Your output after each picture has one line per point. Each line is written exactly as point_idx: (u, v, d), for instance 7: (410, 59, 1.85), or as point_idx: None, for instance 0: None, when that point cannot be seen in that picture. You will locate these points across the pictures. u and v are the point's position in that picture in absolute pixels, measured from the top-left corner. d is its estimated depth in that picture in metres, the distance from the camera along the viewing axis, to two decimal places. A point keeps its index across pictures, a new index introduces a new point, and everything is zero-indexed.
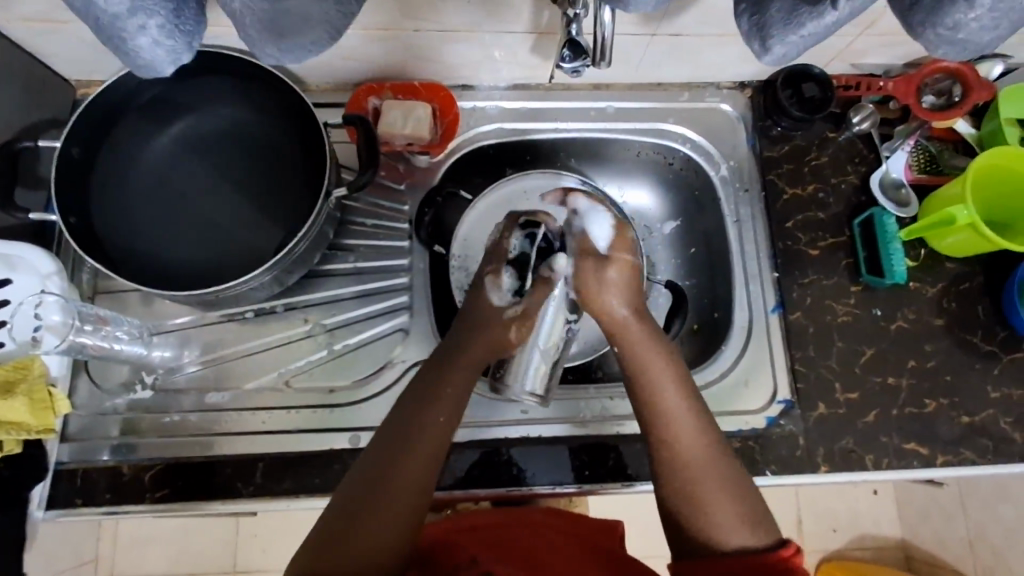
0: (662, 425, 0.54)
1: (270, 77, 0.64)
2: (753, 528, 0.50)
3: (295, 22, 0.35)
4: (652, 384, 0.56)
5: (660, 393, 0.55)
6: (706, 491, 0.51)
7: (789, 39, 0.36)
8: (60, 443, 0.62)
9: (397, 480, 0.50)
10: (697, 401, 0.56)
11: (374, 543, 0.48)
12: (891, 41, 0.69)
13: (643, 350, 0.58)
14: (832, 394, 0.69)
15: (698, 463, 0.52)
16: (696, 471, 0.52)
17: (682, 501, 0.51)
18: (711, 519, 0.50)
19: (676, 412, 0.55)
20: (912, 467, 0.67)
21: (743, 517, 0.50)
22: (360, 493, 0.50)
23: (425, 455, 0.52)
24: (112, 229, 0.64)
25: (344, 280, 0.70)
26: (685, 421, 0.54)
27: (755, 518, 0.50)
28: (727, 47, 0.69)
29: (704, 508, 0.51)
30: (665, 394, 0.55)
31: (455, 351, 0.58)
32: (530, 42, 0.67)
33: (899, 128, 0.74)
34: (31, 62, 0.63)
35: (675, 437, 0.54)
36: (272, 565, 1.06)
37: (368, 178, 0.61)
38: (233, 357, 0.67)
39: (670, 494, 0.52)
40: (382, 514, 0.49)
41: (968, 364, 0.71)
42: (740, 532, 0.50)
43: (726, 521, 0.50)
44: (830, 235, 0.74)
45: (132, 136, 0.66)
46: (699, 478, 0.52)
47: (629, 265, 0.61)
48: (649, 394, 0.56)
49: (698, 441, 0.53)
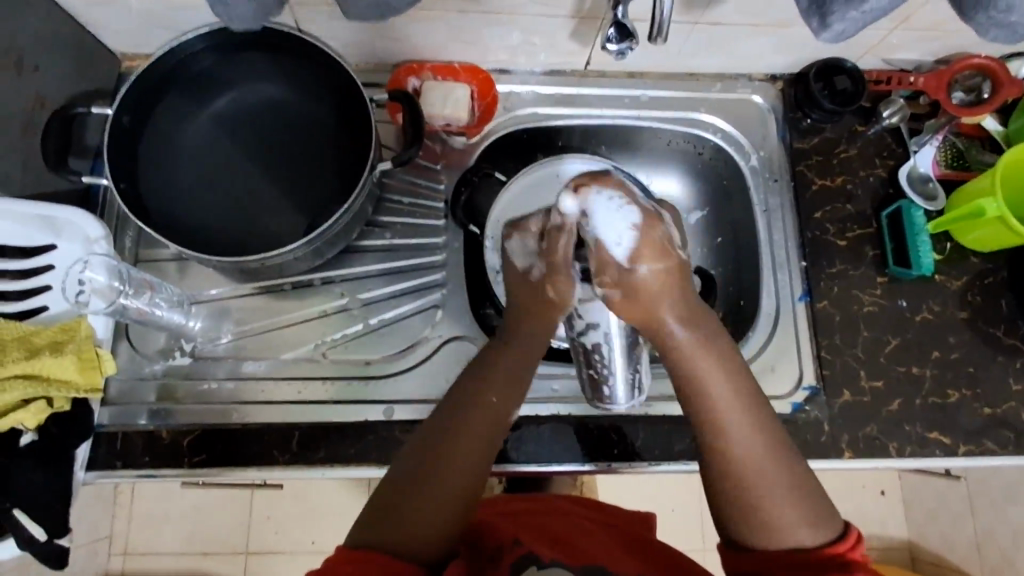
0: (716, 429, 0.50)
1: (317, 53, 0.65)
2: (811, 526, 0.48)
3: None
4: (702, 387, 0.51)
5: (712, 400, 0.51)
6: (762, 493, 0.48)
7: (850, 16, 0.37)
8: (101, 406, 0.63)
9: (451, 461, 0.51)
10: (754, 405, 0.51)
11: (421, 524, 0.48)
12: (924, 36, 0.70)
13: (697, 354, 0.52)
14: (857, 382, 0.70)
15: (756, 467, 0.49)
16: (755, 476, 0.49)
17: (733, 500, 0.49)
18: (768, 521, 0.48)
19: (730, 419, 0.50)
20: (934, 455, 0.68)
21: (801, 513, 0.48)
22: (412, 474, 0.51)
23: (481, 442, 0.53)
24: (155, 198, 0.65)
25: (379, 256, 0.71)
26: (741, 427, 0.50)
27: (814, 516, 0.48)
28: (763, 37, 0.70)
29: (762, 513, 0.48)
30: (719, 401, 0.51)
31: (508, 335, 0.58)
32: (570, 28, 0.68)
33: (928, 124, 0.76)
34: (83, 31, 0.64)
35: (732, 444, 0.50)
36: (284, 547, 1.06)
37: (412, 155, 0.61)
38: (270, 328, 0.68)
39: (724, 497, 0.50)
40: (433, 507, 0.49)
41: (991, 357, 0.72)
42: (798, 530, 0.48)
43: (787, 523, 0.48)
44: (858, 226, 0.75)
45: (177, 108, 0.67)
46: (755, 484, 0.49)
47: (664, 272, 0.50)
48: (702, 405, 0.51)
49: (754, 441, 0.50)
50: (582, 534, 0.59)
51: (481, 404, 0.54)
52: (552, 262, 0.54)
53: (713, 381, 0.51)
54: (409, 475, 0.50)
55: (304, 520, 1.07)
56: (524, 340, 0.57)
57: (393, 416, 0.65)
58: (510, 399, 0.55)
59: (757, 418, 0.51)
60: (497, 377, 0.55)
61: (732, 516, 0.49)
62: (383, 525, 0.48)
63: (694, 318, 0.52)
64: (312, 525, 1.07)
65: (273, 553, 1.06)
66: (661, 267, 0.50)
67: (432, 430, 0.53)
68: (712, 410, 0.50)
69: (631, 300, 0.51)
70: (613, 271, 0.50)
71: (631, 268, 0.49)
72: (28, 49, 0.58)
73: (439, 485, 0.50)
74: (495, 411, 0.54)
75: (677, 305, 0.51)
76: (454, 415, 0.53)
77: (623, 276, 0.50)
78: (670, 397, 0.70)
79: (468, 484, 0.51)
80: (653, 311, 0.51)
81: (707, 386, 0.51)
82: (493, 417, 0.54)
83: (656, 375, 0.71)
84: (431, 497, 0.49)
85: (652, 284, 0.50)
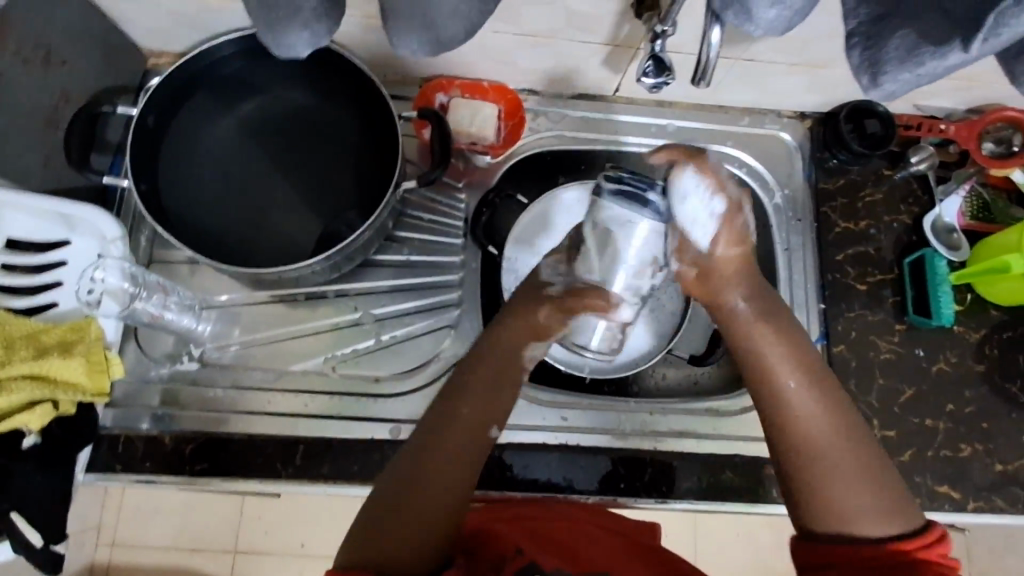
0: (784, 412, 0.50)
1: (348, 64, 0.64)
2: (886, 516, 0.47)
3: (438, 8, 0.33)
4: (766, 371, 0.51)
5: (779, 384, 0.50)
6: (834, 475, 0.48)
7: (903, 77, 0.36)
8: (105, 407, 0.62)
9: (431, 477, 0.50)
10: (824, 384, 0.50)
11: (409, 536, 0.48)
12: (957, 85, 0.70)
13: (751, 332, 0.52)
14: (869, 430, 0.69)
15: (830, 446, 0.48)
16: (825, 457, 0.48)
17: (809, 489, 0.48)
18: (844, 510, 0.47)
19: (797, 396, 0.49)
20: (944, 510, 0.67)
21: (877, 504, 0.47)
22: (394, 488, 0.50)
23: (452, 459, 0.51)
24: (173, 198, 0.65)
25: (394, 271, 0.70)
26: (810, 402, 0.49)
27: (891, 508, 0.47)
28: (797, 76, 0.69)
29: (835, 501, 0.47)
30: (785, 376, 0.50)
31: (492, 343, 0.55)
32: (604, 54, 0.67)
33: (956, 173, 0.75)
34: (112, 27, 0.64)
35: (800, 419, 0.49)
36: (275, 548, 0.99)
37: (438, 175, 0.60)
38: (280, 337, 0.67)
39: (791, 476, 0.49)
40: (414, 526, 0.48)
41: (1005, 413, 0.71)
42: (874, 521, 0.47)
43: (864, 511, 0.47)
44: (878, 271, 0.74)
45: (202, 110, 0.67)
46: (827, 468, 0.48)
47: (743, 255, 0.52)
48: (767, 380, 0.50)
49: (825, 423, 0.49)
50: (589, 544, 0.59)
51: (456, 418, 0.52)
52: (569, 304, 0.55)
53: (781, 357, 0.51)
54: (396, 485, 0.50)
55: (297, 521, 1.00)
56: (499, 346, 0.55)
57: (399, 436, 0.64)
58: (485, 409, 0.53)
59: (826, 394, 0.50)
60: (466, 391, 0.53)
61: (800, 495, 0.48)
62: (381, 535, 0.48)
63: (756, 292, 0.53)
64: (305, 527, 1.00)
65: (263, 553, 1.00)
66: (739, 249, 0.52)
67: (412, 444, 0.52)
68: (779, 388, 0.50)
69: (702, 279, 0.53)
70: (687, 251, 0.51)
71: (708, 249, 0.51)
72: (58, 43, 0.58)
73: (425, 498, 0.49)
74: (468, 428, 0.52)
75: (741, 279, 0.52)
76: (429, 431, 0.52)
77: (699, 262, 0.52)
78: (679, 432, 0.69)
79: (448, 501, 0.50)
80: (719, 283, 0.52)
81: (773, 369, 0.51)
82: (464, 433, 0.52)
83: (667, 410, 0.70)
84: (416, 513, 0.49)
85: (743, 268, 0.52)
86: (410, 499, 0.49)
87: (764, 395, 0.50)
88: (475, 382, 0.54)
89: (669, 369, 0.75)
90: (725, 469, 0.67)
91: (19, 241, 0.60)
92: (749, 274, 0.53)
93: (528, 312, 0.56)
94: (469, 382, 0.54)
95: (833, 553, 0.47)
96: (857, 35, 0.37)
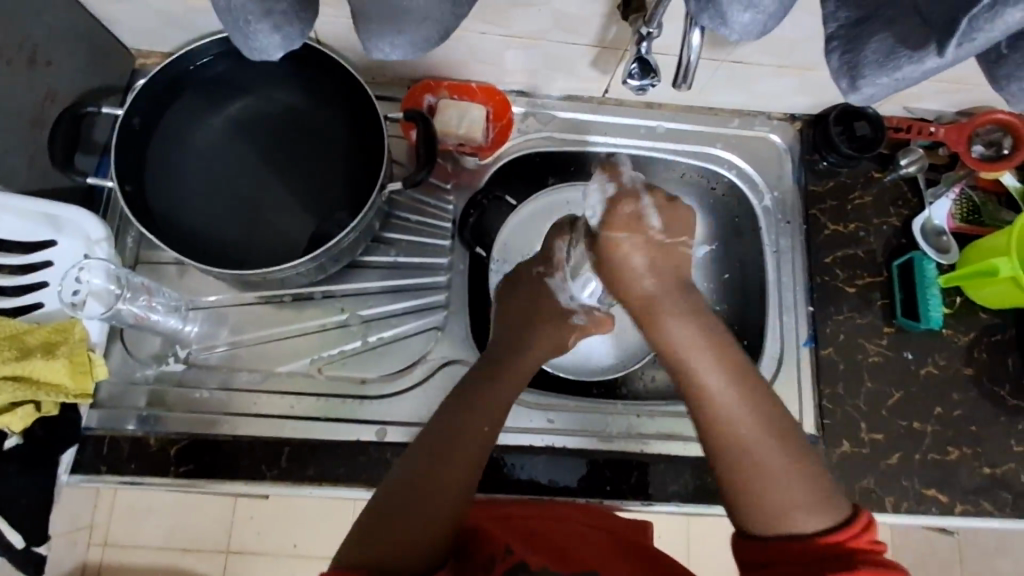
0: (709, 410, 0.49)
1: (335, 66, 0.64)
2: (818, 508, 0.46)
3: (410, 10, 0.33)
4: (687, 368, 0.50)
5: (699, 382, 0.49)
6: (762, 475, 0.46)
7: (882, 80, 0.35)
8: (90, 408, 0.62)
9: (441, 483, 0.50)
10: (745, 377, 0.49)
11: (412, 541, 0.47)
12: (947, 87, 0.70)
13: (672, 327, 0.50)
14: (857, 433, 0.69)
15: (754, 440, 0.47)
16: (751, 452, 0.47)
17: (739, 487, 0.47)
18: (774, 506, 0.46)
19: (719, 393, 0.49)
20: (931, 513, 0.67)
21: (807, 496, 0.46)
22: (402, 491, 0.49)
23: (462, 466, 0.51)
24: (159, 198, 0.65)
25: (381, 273, 0.70)
26: (731, 400, 0.48)
27: (822, 499, 0.46)
28: (786, 78, 0.69)
29: (764, 498, 0.46)
30: (706, 373, 0.49)
31: (508, 355, 0.58)
32: (592, 55, 0.67)
33: (945, 176, 0.75)
34: (98, 27, 0.64)
35: (725, 415, 0.48)
36: (268, 547, 0.99)
37: (424, 177, 0.60)
38: (266, 339, 0.67)
39: (720, 477, 0.48)
40: (417, 530, 0.47)
41: (993, 417, 0.71)
42: (806, 515, 0.46)
43: (795, 505, 0.46)
44: (867, 274, 0.74)
45: (189, 111, 0.67)
46: (755, 463, 0.47)
47: (652, 243, 0.51)
48: (686, 380, 0.50)
49: (748, 417, 0.48)
50: (580, 541, 0.59)
51: (471, 428, 0.52)
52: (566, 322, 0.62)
53: (698, 355, 0.49)
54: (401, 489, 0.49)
55: (289, 520, 0.99)
56: (521, 359, 0.58)
57: (385, 438, 0.64)
58: (497, 424, 0.54)
59: (745, 391, 0.49)
60: (478, 399, 0.54)
61: (730, 494, 0.48)
62: (384, 538, 0.47)
63: (671, 282, 0.52)
64: (298, 527, 0.99)
65: (255, 553, 0.99)
66: (642, 236, 0.51)
67: (418, 449, 0.52)
68: (702, 386, 0.49)
69: (613, 267, 0.52)
70: (595, 240, 0.52)
71: (609, 235, 0.51)
72: (43, 44, 0.57)
73: (431, 505, 0.49)
74: (479, 436, 0.52)
75: (652, 266, 0.51)
76: (439, 437, 0.52)
77: (598, 246, 0.52)
78: (667, 435, 0.69)
79: (449, 507, 0.49)
80: (627, 275, 0.51)
81: (693, 364, 0.49)
82: (473, 441, 0.52)
83: (655, 412, 0.70)
84: (422, 518, 0.48)
85: (654, 258, 0.51)
86: (417, 505, 0.48)
87: (688, 399, 0.50)
88: (485, 392, 0.55)
89: (658, 371, 0.75)
90: (713, 471, 0.67)
91: (6, 243, 0.59)
92: (660, 252, 0.51)
93: (558, 331, 0.61)
94: (486, 394, 0.55)
95: (767, 554, 0.46)
96: (836, 38, 0.37)
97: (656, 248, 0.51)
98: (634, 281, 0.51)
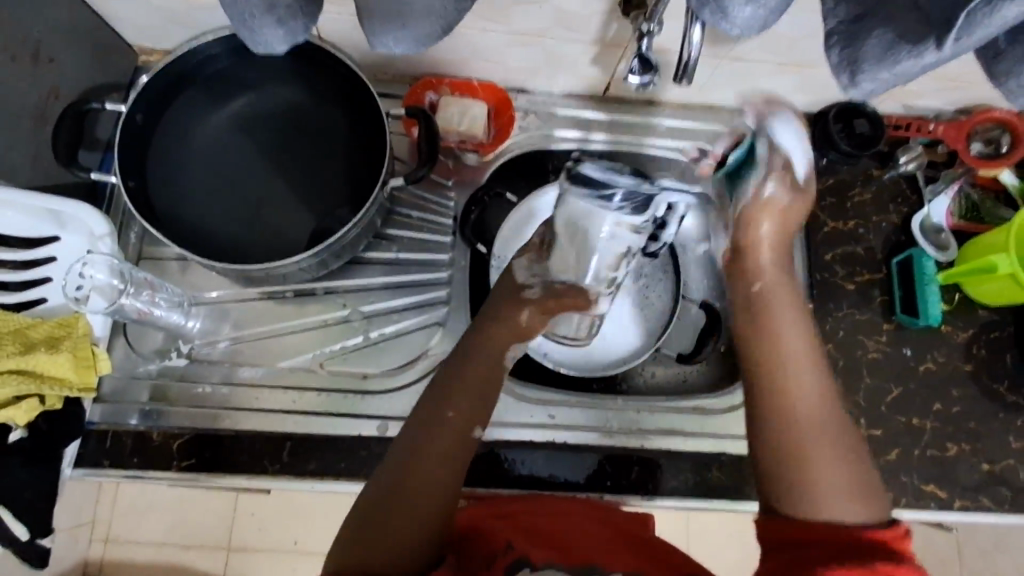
0: (786, 379, 0.52)
1: (338, 64, 0.65)
2: (858, 501, 0.47)
3: (414, 5, 0.34)
4: (775, 336, 0.54)
5: (786, 350, 0.53)
6: (819, 452, 0.49)
7: (881, 76, 0.36)
8: (93, 403, 0.62)
9: (427, 478, 0.51)
10: (823, 367, 0.54)
11: (403, 540, 0.48)
12: (946, 85, 0.70)
13: (775, 292, 0.57)
14: (856, 429, 0.70)
15: (819, 418, 0.50)
16: (810, 431, 0.50)
17: (790, 457, 0.50)
18: (819, 481, 0.48)
19: (800, 367, 0.53)
20: (929, 508, 0.67)
21: (852, 487, 0.48)
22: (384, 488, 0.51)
23: (443, 459, 0.53)
24: (162, 194, 0.65)
25: (383, 269, 0.70)
26: (812, 378, 0.52)
27: (865, 493, 0.48)
28: (786, 75, 0.70)
29: (813, 472, 0.48)
30: (794, 344, 0.54)
31: (471, 354, 0.59)
32: (593, 53, 0.67)
33: (945, 173, 0.75)
34: (102, 24, 0.64)
35: (797, 388, 0.52)
36: (269, 544, 0.99)
37: (424, 173, 0.61)
38: (268, 334, 0.68)
39: (772, 445, 0.51)
40: (403, 524, 0.49)
41: (991, 413, 0.71)
42: (847, 502, 0.47)
43: (837, 491, 0.48)
44: (866, 270, 0.74)
45: (192, 108, 0.67)
46: (812, 438, 0.50)
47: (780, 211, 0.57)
48: (773, 344, 0.54)
49: (819, 399, 0.51)
50: (579, 533, 0.58)
51: (440, 417, 0.54)
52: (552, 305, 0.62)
53: (793, 328, 0.55)
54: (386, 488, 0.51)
55: (290, 517, 0.99)
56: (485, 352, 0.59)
57: (387, 433, 0.64)
58: (468, 412, 0.55)
59: (828, 393, 0.52)
60: (453, 393, 0.56)
61: (780, 462, 0.50)
62: (370, 534, 0.49)
63: (781, 253, 0.58)
64: (298, 523, 0.99)
65: (256, 549, 0.99)
66: (804, 198, 0.57)
67: (399, 448, 0.54)
68: (785, 356, 0.53)
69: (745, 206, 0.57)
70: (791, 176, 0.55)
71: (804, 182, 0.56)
72: (47, 40, 0.58)
73: (418, 499, 0.50)
74: (454, 427, 0.54)
75: (775, 220, 0.57)
76: (418, 432, 0.54)
77: (789, 184, 0.56)
78: (667, 430, 0.69)
79: (439, 500, 0.51)
80: (744, 229, 0.58)
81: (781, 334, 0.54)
82: (450, 434, 0.54)
83: (655, 408, 0.70)
84: (410, 516, 0.49)
85: (782, 221, 0.57)
86: (403, 502, 0.50)
87: (764, 367, 0.53)
88: (460, 384, 0.57)
89: (658, 367, 0.75)
90: (713, 466, 0.67)
91: (8, 236, 0.60)
92: (784, 224, 0.58)
93: (510, 312, 0.61)
94: (456, 385, 0.56)
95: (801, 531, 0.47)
96: (836, 34, 0.37)
97: (801, 204, 0.57)
98: (759, 247, 0.58)
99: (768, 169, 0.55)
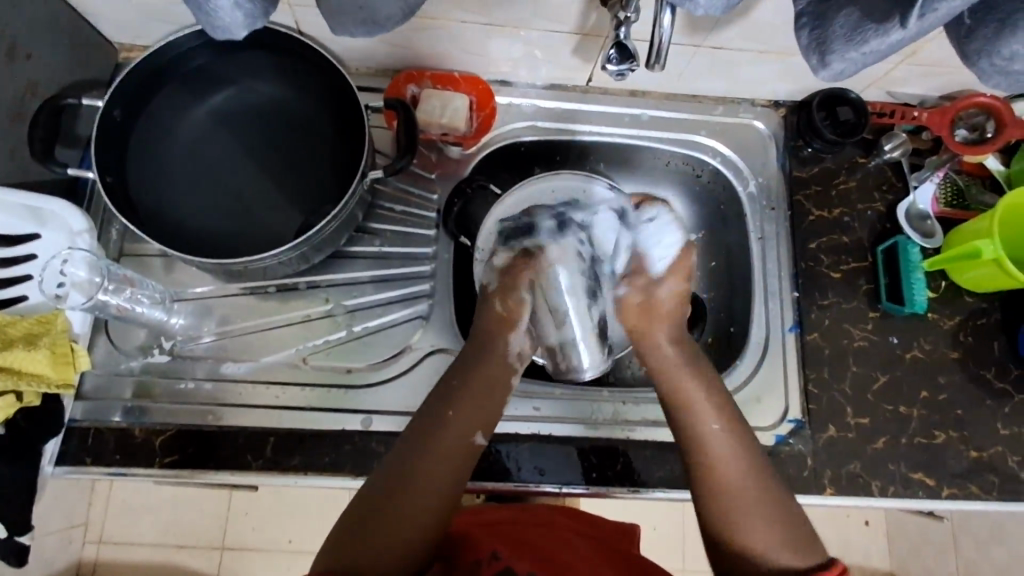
0: (703, 451, 0.55)
1: (317, 58, 0.64)
2: (791, 549, 0.50)
3: None
4: (687, 408, 0.57)
5: (698, 421, 0.56)
6: (746, 514, 0.51)
7: (851, 55, 0.36)
8: (75, 400, 0.62)
9: (426, 475, 0.52)
10: (738, 426, 0.56)
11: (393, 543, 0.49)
12: (930, 71, 0.70)
13: (677, 371, 0.59)
14: (843, 418, 0.69)
15: (740, 481, 0.53)
16: (737, 495, 0.52)
17: (721, 523, 0.52)
18: (748, 542, 0.50)
19: (714, 436, 0.55)
20: (917, 496, 0.67)
21: (784, 538, 0.50)
22: (387, 486, 0.51)
23: (449, 456, 0.53)
24: (143, 187, 0.65)
25: (367, 263, 0.70)
26: (727, 445, 0.55)
27: (795, 541, 0.50)
28: (768, 63, 0.69)
29: (742, 533, 0.51)
30: (704, 418, 0.56)
31: (472, 363, 0.59)
32: (574, 43, 0.67)
33: (930, 160, 0.75)
34: (79, 20, 0.64)
35: (715, 457, 0.54)
36: (262, 544, 0.98)
37: (403, 164, 0.60)
38: (251, 330, 0.68)
39: (704, 516, 0.53)
40: (402, 526, 0.49)
41: (979, 400, 0.71)
42: (780, 555, 0.49)
43: (766, 546, 0.50)
44: (853, 258, 0.74)
45: (171, 102, 0.67)
46: (740, 501, 0.52)
47: (681, 293, 0.63)
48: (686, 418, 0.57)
49: (738, 461, 0.54)
50: (560, 542, 0.60)
51: (441, 416, 0.55)
52: (510, 281, 0.62)
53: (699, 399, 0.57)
54: (388, 485, 0.51)
55: (284, 514, 0.99)
56: (486, 354, 0.59)
57: (371, 427, 0.64)
58: (473, 417, 0.56)
59: (747, 452, 0.55)
60: (461, 393, 0.57)
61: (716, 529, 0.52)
62: (359, 535, 0.49)
63: (681, 339, 0.62)
64: (291, 521, 0.99)
65: (250, 550, 0.98)
66: (680, 289, 0.63)
67: (406, 441, 0.54)
68: (699, 427, 0.56)
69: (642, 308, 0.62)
70: (644, 274, 0.63)
71: (660, 278, 0.63)
72: (22, 36, 0.57)
73: (413, 496, 0.51)
74: (459, 429, 0.55)
75: (677, 308, 0.63)
76: (419, 432, 0.54)
77: (647, 285, 0.63)
78: (652, 422, 0.69)
79: (435, 499, 0.51)
80: (653, 318, 0.62)
81: (693, 408, 0.57)
82: (453, 434, 0.54)
83: (641, 399, 0.70)
84: (402, 513, 0.50)
85: (674, 303, 0.63)
86: (398, 495, 0.50)
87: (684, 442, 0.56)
88: (467, 385, 0.57)
89: None
90: None
91: None
92: (676, 311, 0.63)
93: (486, 307, 0.62)
94: (463, 387, 0.57)
95: None
96: (806, 15, 0.37)
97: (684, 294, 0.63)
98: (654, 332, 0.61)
99: (631, 266, 0.64)
